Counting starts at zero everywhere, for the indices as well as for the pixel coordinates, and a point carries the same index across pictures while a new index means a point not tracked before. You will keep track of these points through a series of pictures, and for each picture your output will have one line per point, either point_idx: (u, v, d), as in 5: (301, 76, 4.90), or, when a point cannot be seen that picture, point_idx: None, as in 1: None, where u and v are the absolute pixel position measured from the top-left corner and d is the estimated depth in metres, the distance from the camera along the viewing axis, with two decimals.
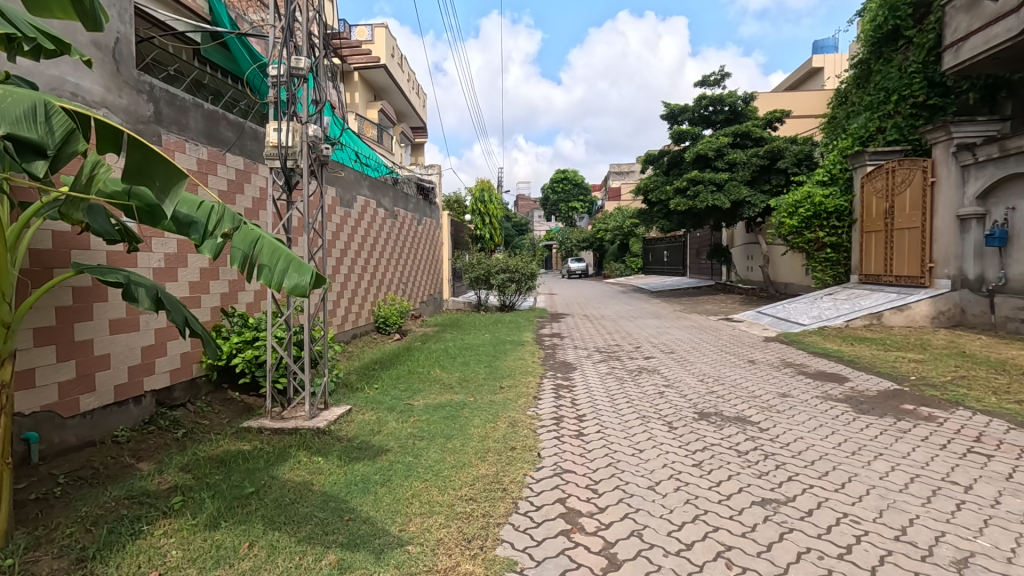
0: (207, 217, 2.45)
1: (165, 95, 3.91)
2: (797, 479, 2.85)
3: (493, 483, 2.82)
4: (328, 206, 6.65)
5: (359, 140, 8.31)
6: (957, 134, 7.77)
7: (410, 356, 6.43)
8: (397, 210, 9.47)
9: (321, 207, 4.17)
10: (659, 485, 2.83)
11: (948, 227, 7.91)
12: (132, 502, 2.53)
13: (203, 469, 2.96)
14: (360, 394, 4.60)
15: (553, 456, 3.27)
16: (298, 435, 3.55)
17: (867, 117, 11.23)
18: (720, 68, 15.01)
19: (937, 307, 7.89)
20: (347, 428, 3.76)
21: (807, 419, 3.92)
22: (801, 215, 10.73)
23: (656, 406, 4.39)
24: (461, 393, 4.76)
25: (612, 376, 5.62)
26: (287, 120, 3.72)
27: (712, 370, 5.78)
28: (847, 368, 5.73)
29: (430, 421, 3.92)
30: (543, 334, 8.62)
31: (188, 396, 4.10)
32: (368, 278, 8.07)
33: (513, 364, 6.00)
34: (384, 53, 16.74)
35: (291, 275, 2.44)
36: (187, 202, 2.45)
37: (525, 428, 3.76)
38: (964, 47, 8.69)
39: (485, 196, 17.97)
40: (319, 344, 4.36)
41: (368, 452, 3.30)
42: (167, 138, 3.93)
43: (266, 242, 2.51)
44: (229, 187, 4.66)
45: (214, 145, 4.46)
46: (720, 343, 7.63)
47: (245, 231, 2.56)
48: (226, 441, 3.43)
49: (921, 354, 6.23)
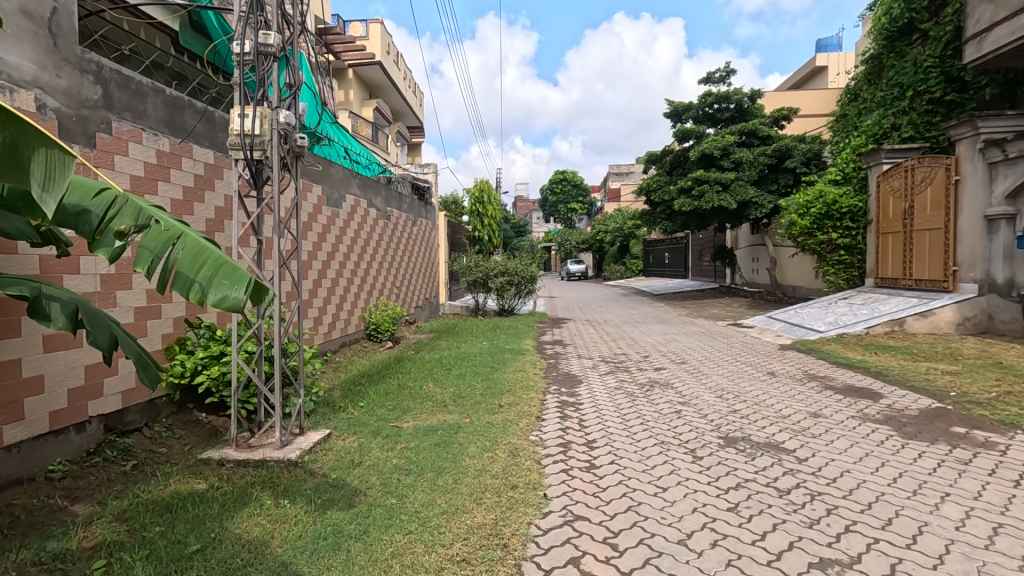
0: (103, 208, 2.06)
1: (116, 76, 3.43)
2: (857, 531, 2.36)
3: (490, 537, 2.34)
4: (313, 205, 6.16)
5: (348, 136, 7.83)
6: (984, 129, 7.32)
7: (402, 368, 5.95)
8: (389, 210, 8.99)
9: (296, 206, 3.68)
10: (693, 539, 2.34)
11: (974, 228, 7.46)
12: (43, 570, 2.04)
13: (143, 516, 2.47)
14: (342, 415, 4.11)
15: (561, 496, 2.77)
16: (266, 468, 3.07)
17: (881, 114, 10.77)
18: (725, 64, 14.55)
19: (962, 313, 7.42)
20: (324, 459, 3.27)
21: (848, 447, 3.44)
22: (813, 216, 10.28)
23: (674, 430, 3.90)
24: (455, 413, 4.29)
25: (622, 390, 5.13)
26: (255, 105, 3.22)
27: (730, 384, 5.31)
28: (877, 381, 5.25)
29: (419, 449, 3.44)
30: (545, 341, 8.15)
31: (144, 419, 3.60)
32: (358, 282, 7.58)
33: (514, 377, 5.53)
34: (379, 49, 16.23)
35: (218, 284, 2.03)
36: (79, 191, 2.08)
37: (526, 459, 3.26)
38: (988, 38, 8.23)
39: (483, 196, 17.50)
40: (294, 359, 3.86)
41: (344, 492, 2.81)
42: (119, 126, 3.44)
43: (186, 240, 2.09)
44: (197, 183, 4.16)
45: (178, 136, 3.98)
46: (733, 352, 7.16)
47: (157, 228, 2.11)
48: (179, 477, 2.94)
49: (954, 365, 5.76)
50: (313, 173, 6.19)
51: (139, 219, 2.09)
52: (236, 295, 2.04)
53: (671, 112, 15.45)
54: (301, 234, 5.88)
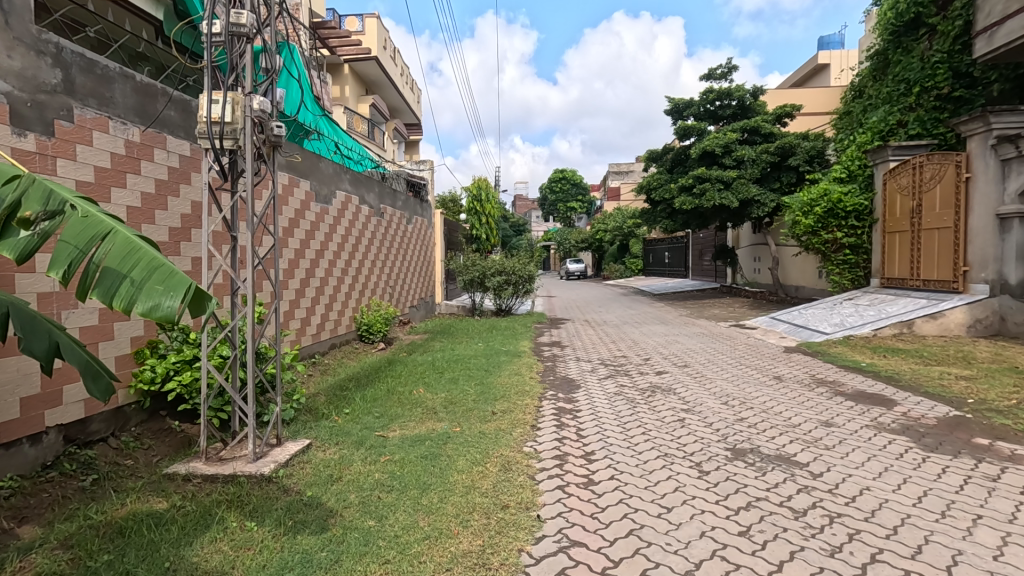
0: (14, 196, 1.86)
1: (79, 60, 3.18)
2: (884, 561, 2.12)
3: (476, 567, 2.10)
4: (300, 201, 5.91)
5: (338, 131, 7.62)
6: (997, 125, 7.09)
7: (392, 372, 5.71)
8: (383, 207, 8.74)
9: (274, 200, 3.43)
10: (703, 571, 2.10)
11: (986, 227, 7.22)
12: None
13: (91, 542, 2.23)
14: (325, 423, 3.87)
15: (557, 518, 2.53)
16: (235, 485, 2.82)
17: (887, 110, 10.53)
18: (727, 60, 14.31)
19: (973, 315, 7.19)
20: (300, 473, 3.03)
21: (866, 460, 3.20)
22: (817, 214, 10.02)
23: (678, 440, 3.65)
24: (445, 421, 4.04)
25: (622, 395, 4.89)
26: (227, 90, 2.95)
27: (736, 389, 5.06)
28: (889, 386, 5.02)
29: (404, 462, 3.20)
30: (542, 343, 7.90)
31: (110, 428, 3.36)
32: (349, 281, 7.33)
33: (509, 381, 5.28)
34: (376, 44, 15.96)
35: (151, 290, 1.93)
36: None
37: (519, 474, 3.02)
38: (999, 32, 7.99)
39: (481, 194, 17.24)
40: (272, 365, 3.61)
41: (318, 513, 2.57)
42: (82, 113, 3.19)
43: (117, 238, 1.98)
44: (171, 176, 3.92)
45: (151, 125, 3.73)
46: (737, 355, 6.92)
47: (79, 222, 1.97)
48: (140, 494, 2.70)
49: (969, 369, 5.53)
50: (300, 168, 5.94)
51: (56, 209, 1.92)
52: (169, 303, 1.94)
53: (671, 109, 15.20)
54: (287, 231, 5.63)
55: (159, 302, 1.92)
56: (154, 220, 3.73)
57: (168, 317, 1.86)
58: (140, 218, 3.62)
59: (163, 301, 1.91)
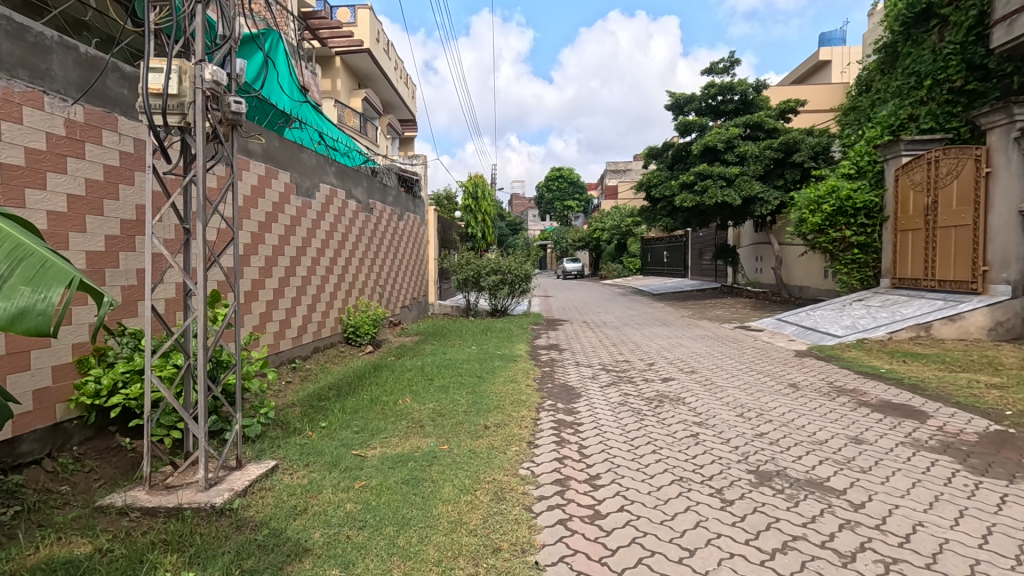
0: None
1: (6, 24, 2.75)
2: None
3: None
4: (278, 194, 5.47)
5: (322, 120, 7.26)
6: (1020, 117, 6.73)
7: (378, 378, 5.29)
8: (372, 202, 8.31)
9: (235, 188, 3.01)
10: None
11: (1008, 224, 6.86)
12: None
13: None
14: (296, 440, 3.44)
15: (559, 564, 2.12)
16: (178, 521, 2.39)
17: (896, 104, 10.17)
18: (729, 54, 13.92)
19: (994, 317, 6.80)
20: (260, 503, 2.61)
21: (911, 487, 2.79)
22: (825, 213, 9.60)
23: (693, 460, 3.24)
24: (432, 437, 3.62)
25: (627, 406, 4.47)
26: (173, 56, 2.52)
27: (750, 398, 4.67)
28: (916, 395, 4.63)
29: (381, 488, 2.78)
30: (539, 346, 7.49)
31: (47, 448, 2.93)
32: (335, 281, 6.90)
33: (503, 389, 4.87)
34: (368, 37, 15.51)
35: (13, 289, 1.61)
36: None
37: (513, 505, 2.61)
38: (1019, 20, 7.59)
39: (477, 191, 16.82)
40: (230, 376, 3.17)
41: (274, 556, 2.15)
42: (9, 86, 2.76)
43: None
44: (124, 162, 3.49)
45: (97, 104, 3.29)
46: (746, 360, 6.53)
47: None
48: (63, 533, 2.27)
49: (997, 376, 5.15)
50: (279, 159, 5.52)
51: None
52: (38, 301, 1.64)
53: (672, 104, 14.81)
54: (264, 226, 5.21)
55: (25, 304, 1.62)
56: (102, 211, 3.31)
57: (40, 323, 1.60)
58: (85, 208, 3.19)
59: (33, 302, 1.62)
